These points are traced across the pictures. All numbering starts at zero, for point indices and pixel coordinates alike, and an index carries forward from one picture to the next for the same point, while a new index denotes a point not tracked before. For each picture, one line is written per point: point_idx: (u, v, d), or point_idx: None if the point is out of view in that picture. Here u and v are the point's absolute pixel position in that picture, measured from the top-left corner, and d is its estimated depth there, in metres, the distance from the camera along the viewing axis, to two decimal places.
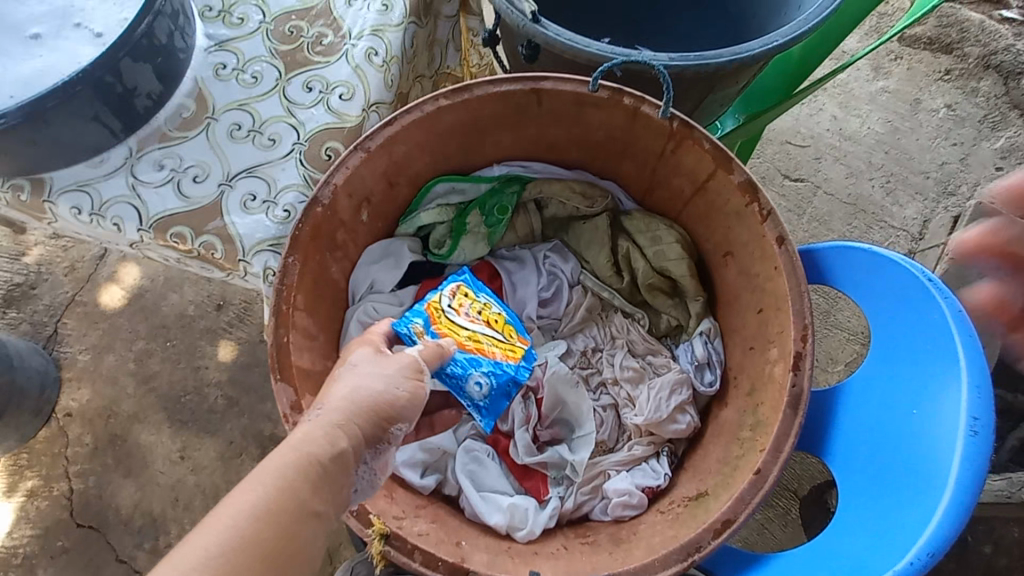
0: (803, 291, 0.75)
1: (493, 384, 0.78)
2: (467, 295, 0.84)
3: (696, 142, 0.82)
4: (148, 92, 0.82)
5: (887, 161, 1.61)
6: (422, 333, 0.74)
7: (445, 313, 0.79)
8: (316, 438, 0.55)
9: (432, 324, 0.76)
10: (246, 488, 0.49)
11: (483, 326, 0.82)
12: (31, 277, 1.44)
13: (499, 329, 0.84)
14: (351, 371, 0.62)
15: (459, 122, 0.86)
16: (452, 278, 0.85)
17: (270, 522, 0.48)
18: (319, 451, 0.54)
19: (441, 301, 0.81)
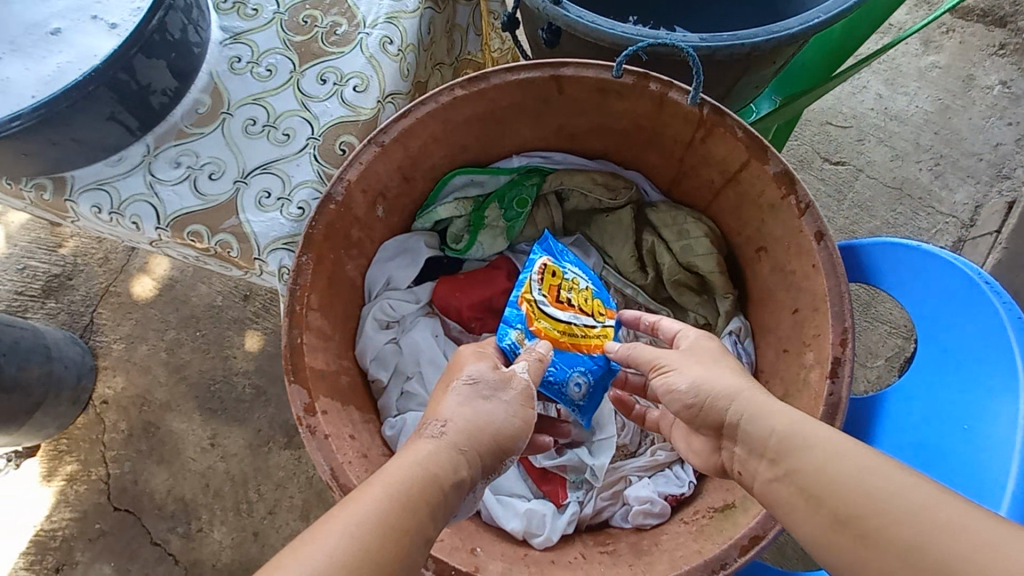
0: (843, 292, 0.70)
1: (594, 381, 0.76)
2: (553, 276, 0.78)
3: (728, 130, 0.76)
4: (163, 89, 0.81)
5: (936, 143, 1.50)
6: (524, 340, 0.73)
7: (540, 307, 0.75)
8: (439, 460, 0.54)
9: (528, 328, 0.74)
10: (370, 497, 0.49)
11: (577, 313, 0.77)
12: (68, 268, 1.48)
13: (589, 312, 0.78)
14: (473, 392, 0.61)
15: (476, 113, 0.83)
16: (537, 251, 0.79)
17: (388, 541, 0.47)
18: (444, 476, 0.54)
19: (532, 291, 0.76)
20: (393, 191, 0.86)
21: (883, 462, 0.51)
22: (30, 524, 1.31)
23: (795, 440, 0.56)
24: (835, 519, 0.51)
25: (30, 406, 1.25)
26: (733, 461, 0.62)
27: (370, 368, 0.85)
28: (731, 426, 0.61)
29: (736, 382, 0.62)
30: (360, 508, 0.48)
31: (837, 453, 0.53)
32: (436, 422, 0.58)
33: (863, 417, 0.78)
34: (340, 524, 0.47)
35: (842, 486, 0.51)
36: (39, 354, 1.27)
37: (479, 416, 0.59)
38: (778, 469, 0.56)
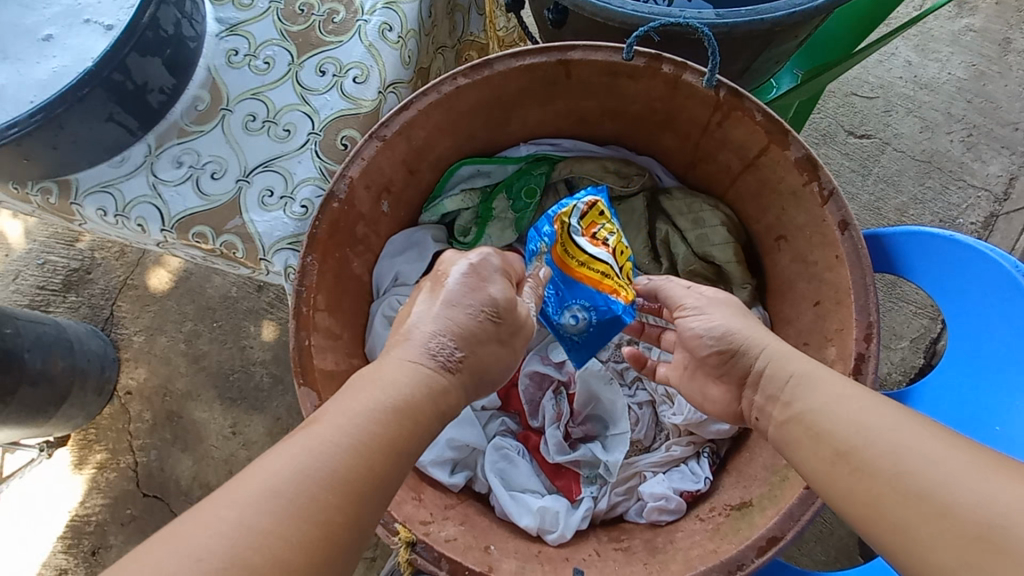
0: (869, 285, 0.66)
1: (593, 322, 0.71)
2: (602, 214, 0.73)
3: (747, 113, 0.72)
4: (160, 87, 0.79)
5: (969, 112, 1.42)
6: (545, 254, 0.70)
7: (571, 233, 0.69)
8: (442, 386, 0.53)
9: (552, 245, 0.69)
10: (367, 398, 0.48)
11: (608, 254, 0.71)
12: (86, 261, 1.44)
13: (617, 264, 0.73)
14: (471, 316, 0.57)
15: (481, 101, 0.79)
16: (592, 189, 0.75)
17: None
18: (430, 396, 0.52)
19: (571, 216, 0.70)
20: (398, 185, 0.84)
21: (881, 407, 0.51)
22: (65, 509, 1.30)
23: (811, 384, 0.57)
24: (835, 452, 0.51)
25: (58, 398, 1.23)
26: (752, 407, 0.62)
27: None
28: (755, 375, 0.62)
29: (764, 334, 0.64)
30: (356, 412, 0.47)
31: (842, 397, 0.54)
32: (439, 342, 0.55)
33: None
34: (332, 428, 0.45)
35: (842, 426, 0.52)
36: (62, 346, 1.24)
37: (485, 349, 0.58)
38: (790, 411, 0.57)
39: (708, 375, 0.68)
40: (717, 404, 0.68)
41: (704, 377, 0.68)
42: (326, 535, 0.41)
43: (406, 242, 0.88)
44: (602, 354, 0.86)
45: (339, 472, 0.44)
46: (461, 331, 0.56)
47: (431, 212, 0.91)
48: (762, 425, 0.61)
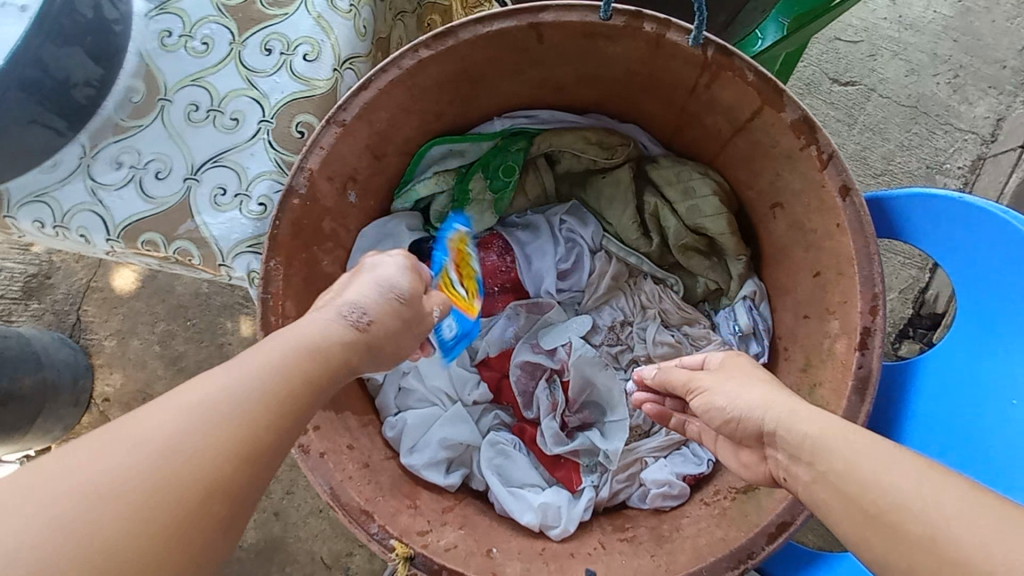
0: (873, 254, 0.63)
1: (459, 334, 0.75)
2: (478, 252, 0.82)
3: (736, 72, 0.66)
4: (87, 80, 0.70)
5: (955, 52, 1.36)
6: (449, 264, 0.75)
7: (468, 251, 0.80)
8: (347, 358, 0.51)
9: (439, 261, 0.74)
10: (280, 354, 0.47)
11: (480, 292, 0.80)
12: (43, 266, 1.35)
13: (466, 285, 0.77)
14: (381, 286, 0.57)
15: (447, 75, 0.72)
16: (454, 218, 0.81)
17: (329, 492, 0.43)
18: (327, 358, 0.49)
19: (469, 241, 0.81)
20: (364, 173, 0.77)
21: (915, 467, 0.45)
22: None
23: (828, 443, 0.50)
24: (869, 517, 0.45)
25: (30, 413, 1.17)
26: (778, 466, 0.56)
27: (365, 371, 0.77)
28: (767, 433, 0.56)
29: (765, 393, 0.58)
30: (266, 365, 0.45)
31: (866, 456, 0.48)
32: (353, 310, 0.54)
33: (891, 382, 0.72)
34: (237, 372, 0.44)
35: (874, 490, 0.46)
36: (29, 360, 1.17)
37: (395, 325, 0.56)
38: (813, 471, 0.51)
39: (731, 442, 0.62)
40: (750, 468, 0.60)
41: (729, 444, 0.63)
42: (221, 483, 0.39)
43: (380, 231, 0.82)
44: (595, 338, 0.84)
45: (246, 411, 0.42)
46: (366, 293, 0.55)
47: (404, 198, 0.84)
48: (789, 484, 0.55)
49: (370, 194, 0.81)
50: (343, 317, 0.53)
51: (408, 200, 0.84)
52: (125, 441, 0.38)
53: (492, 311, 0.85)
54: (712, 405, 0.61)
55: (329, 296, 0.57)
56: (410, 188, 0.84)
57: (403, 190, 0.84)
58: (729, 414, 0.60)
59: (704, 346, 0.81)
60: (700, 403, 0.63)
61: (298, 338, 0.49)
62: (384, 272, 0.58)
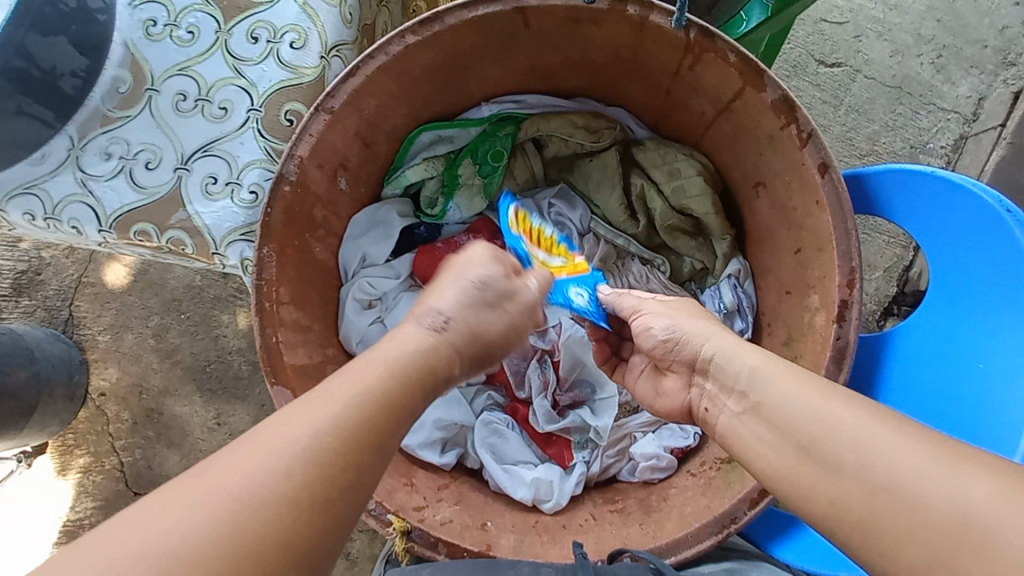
0: (851, 229, 0.64)
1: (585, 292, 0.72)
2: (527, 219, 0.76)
3: (719, 54, 0.67)
4: (72, 70, 0.71)
5: (938, 32, 1.38)
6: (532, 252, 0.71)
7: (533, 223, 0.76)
8: (441, 356, 0.51)
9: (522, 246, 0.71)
10: (376, 374, 0.46)
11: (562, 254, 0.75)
12: (33, 262, 1.34)
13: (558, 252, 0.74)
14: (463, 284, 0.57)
15: (435, 61, 0.73)
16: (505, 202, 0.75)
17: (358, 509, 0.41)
18: (427, 361, 0.50)
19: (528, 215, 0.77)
20: (353, 159, 0.78)
21: (846, 400, 0.49)
22: (57, 515, 1.27)
23: (767, 375, 0.55)
24: (801, 445, 0.49)
25: (27, 407, 1.18)
26: (703, 397, 0.61)
27: (357, 353, 0.81)
28: (700, 363, 0.61)
29: (712, 326, 0.61)
30: (359, 388, 0.45)
31: (805, 388, 0.52)
32: (434, 314, 0.54)
33: (865, 354, 0.74)
34: (334, 400, 0.43)
35: (808, 416, 0.50)
36: (20, 355, 1.18)
37: (479, 318, 0.56)
38: (746, 403, 0.55)
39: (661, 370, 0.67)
40: (671, 395, 0.66)
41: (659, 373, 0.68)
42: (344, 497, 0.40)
43: (370, 216, 0.83)
44: None
45: (348, 429, 0.42)
46: (445, 294, 0.57)
47: (394, 183, 0.85)
48: (710, 413, 0.59)
49: (360, 181, 0.81)
50: (432, 319, 0.54)
51: (398, 184, 0.85)
52: (211, 488, 0.37)
53: None
54: (654, 328, 0.63)
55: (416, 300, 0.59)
56: (399, 173, 0.84)
57: (392, 174, 0.85)
58: (669, 341, 0.63)
59: None
60: (641, 326, 0.65)
61: (393, 345, 0.51)
62: (461, 269, 0.59)
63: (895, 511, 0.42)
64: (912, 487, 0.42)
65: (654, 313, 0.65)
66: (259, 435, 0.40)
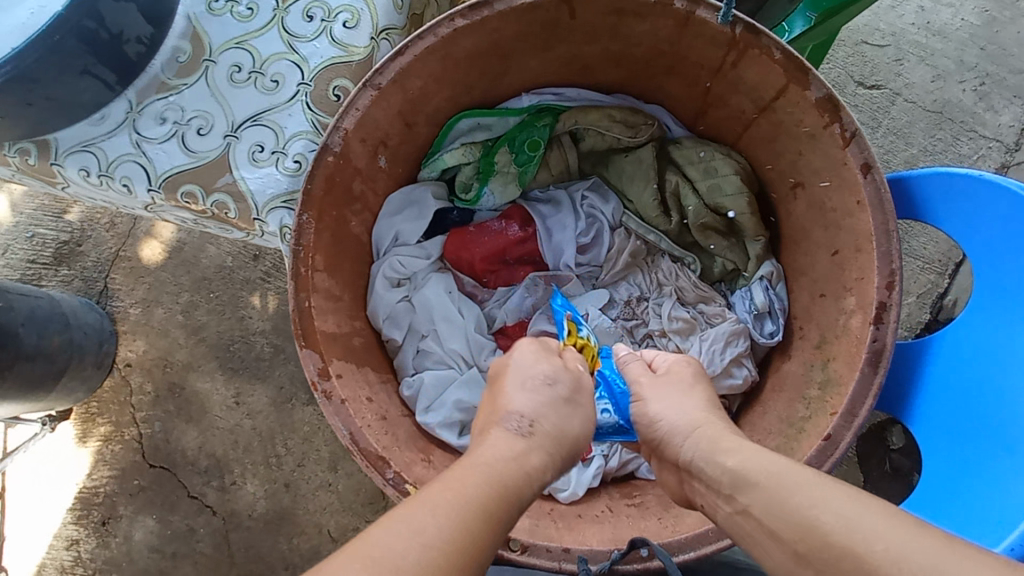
0: (891, 230, 0.64)
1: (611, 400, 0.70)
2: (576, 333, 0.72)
3: (763, 51, 0.68)
4: (137, 36, 0.73)
5: (982, 60, 1.36)
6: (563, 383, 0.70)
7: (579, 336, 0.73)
8: (532, 461, 0.51)
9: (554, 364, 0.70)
10: (472, 485, 0.46)
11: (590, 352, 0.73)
12: (76, 233, 1.38)
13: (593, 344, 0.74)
14: (541, 387, 0.58)
15: (481, 45, 0.74)
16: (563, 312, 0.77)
17: None
18: (533, 473, 0.51)
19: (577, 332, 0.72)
20: (397, 138, 0.79)
21: (829, 495, 0.47)
22: (74, 482, 1.29)
23: (749, 475, 0.52)
24: (797, 553, 0.46)
25: (57, 371, 1.19)
26: (696, 494, 0.58)
27: (383, 329, 0.82)
28: (686, 462, 0.58)
29: (696, 416, 0.60)
30: (455, 500, 0.45)
31: (785, 485, 0.49)
32: (518, 419, 0.55)
33: (902, 361, 0.72)
34: (428, 510, 0.43)
35: (795, 519, 0.47)
36: (57, 320, 1.19)
37: (558, 417, 0.56)
38: (736, 503, 0.52)
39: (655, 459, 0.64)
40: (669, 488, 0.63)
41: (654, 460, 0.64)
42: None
43: (402, 196, 0.84)
44: (611, 312, 0.86)
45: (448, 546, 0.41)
46: (538, 393, 0.57)
47: (430, 167, 0.86)
48: (708, 512, 0.56)
49: (401, 161, 0.83)
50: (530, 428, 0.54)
51: (434, 170, 0.86)
52: None
53: (511, 279, 0.89)
54: (663, 409, 0.62)
55: (493, 399, 0.59)
56: (437, 158, 0.85)
57: (430, 159, 0.86)
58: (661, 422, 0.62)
59: (718, 323, 0.82)
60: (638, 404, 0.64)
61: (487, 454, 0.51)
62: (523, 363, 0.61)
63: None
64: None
65: (657, 393, 0.64)
66: (359, 551, 0.39)
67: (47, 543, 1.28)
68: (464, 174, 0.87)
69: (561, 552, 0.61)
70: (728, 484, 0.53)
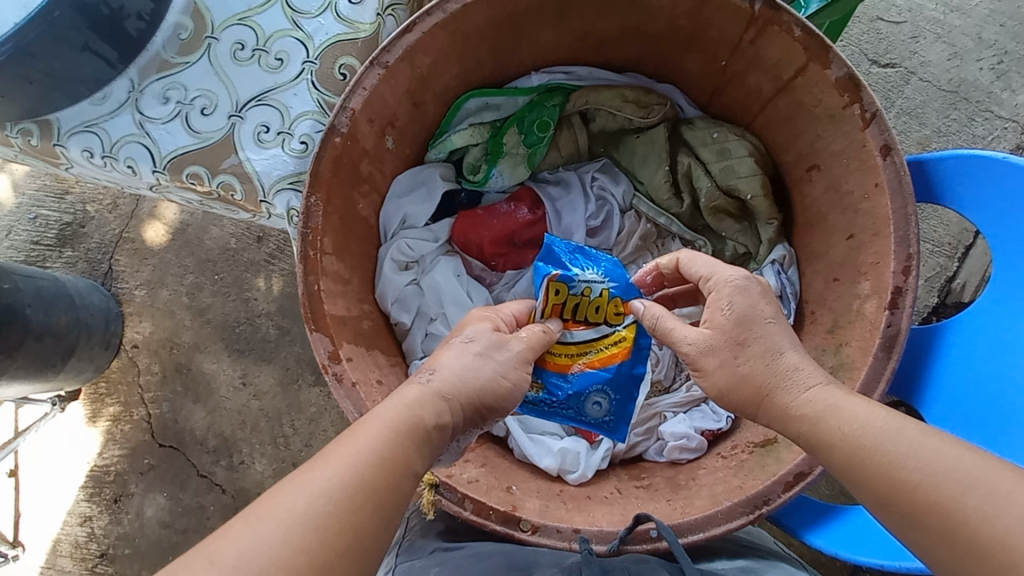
0: (911, 214, 0.63)
1: (614, 394, 0.69)
2: (558, 292, 0.64)
3: (784, 27, 0.66)
4: (138, 12, 0.71)
5: (1001, 37, 1.32)
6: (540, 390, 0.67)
7: (568, 289, 0.64)
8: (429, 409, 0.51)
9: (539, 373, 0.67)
10: (366, 439, 0.46)
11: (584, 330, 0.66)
12: (79, 215, 1.37)
13: (597, 317, 0.66)
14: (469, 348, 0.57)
15: (492, 21, 0.72)
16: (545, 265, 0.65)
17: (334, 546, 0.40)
18: (427, 417, 0.50)
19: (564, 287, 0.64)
20: (404, 118, 0.77)
21: (931, 446, 0.47)
22: (86, 460, 1.31)
23: (832, 424, 0.52)
24: (882, 496, 0.48)
25: (65, 352, 1.20)
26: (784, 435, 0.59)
27: (392, 312, 0.82)
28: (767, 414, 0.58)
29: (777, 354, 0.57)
30: (352, 452, 0.45)
31: (879, 436, 0.49)
32: (428, 372, 0.54)
33: (918, 346, 0.73)
34: (321, 465, 0.44)
35: (884, 466, 0.48)
36: (64, 301, 1.19)
37: (470, 369, 0.55)
38: (819, 453, 0.54)
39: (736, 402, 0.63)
40: None
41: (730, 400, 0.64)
42: (351, 545, 0.41)
43: (410, 178, 0.83)
44: None
45: (337, 496, 0.42)
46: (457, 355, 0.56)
47: (438, 148, 0.84)
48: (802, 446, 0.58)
49: (409, 142, 0.81)
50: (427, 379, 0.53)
51: (443, 151, 0.84)
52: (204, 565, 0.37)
53: (520, 261, 0.88)
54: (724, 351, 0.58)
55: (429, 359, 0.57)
56: (445, 139, 0.84)
57: (438, 139, 0.84)
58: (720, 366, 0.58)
59: None
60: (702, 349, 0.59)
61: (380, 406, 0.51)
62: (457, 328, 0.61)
63: (980, 570, 0.42)
64: (1000, 553, 0.41)
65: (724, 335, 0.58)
66: (257, 510, 0.40)
67: (60, 519, 1.30)
68: (473, 155, 0.86)
69: (572, 532, 0.62)
70: (817, 432, 0.53)
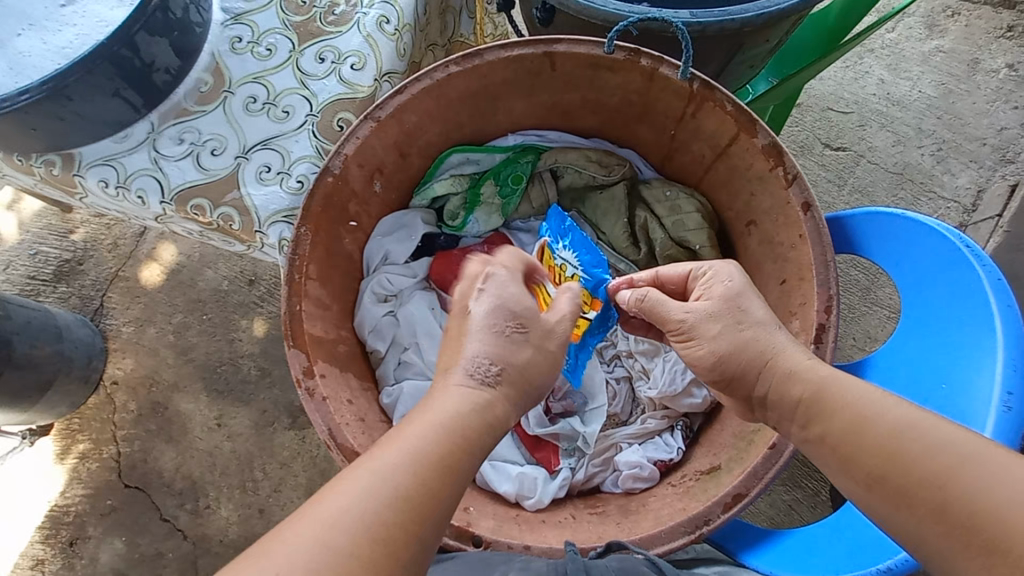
0: (828, 262, 0.72)
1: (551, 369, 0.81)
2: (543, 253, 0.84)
3: (718, 104, 0.77)
4: (166, 67, 0.82)
5: (938, 127, 1.49)
6: None
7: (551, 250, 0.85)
8: (479, 406, 0.54)
9: None
10: (417, 429, 0.51)
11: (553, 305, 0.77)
12: (78, 253, 1.44)
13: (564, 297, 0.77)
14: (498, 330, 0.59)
15: (471, 89, 0.83)
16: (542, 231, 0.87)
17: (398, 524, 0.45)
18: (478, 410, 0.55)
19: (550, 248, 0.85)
20: (392, 165, 0.87)
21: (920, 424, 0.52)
22: (45, 500, 1.28)
23: (829, 402, 0.58)
24: (872, 480, 0.53)
25: (43, 383, 1.22)
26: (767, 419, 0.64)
27: (368, 340, 0.87)
28: (761, 396, 0.63)
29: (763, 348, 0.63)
30: (406, 439, 0.50)
31: (877, 415, 0.54)
32: (476, 367, 0.57)
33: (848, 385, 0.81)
34: (381, 450, 0.49)
35: (877, 446, 0.53)
36: (50, 333, 1.24)
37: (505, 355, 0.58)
38: (812, 431, 0.59)
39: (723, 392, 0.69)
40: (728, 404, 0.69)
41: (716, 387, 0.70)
42: (415, 515, 0.46)
43: (395, 219, 0.92)
44: None
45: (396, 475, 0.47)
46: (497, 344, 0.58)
47: (421, 195, 0.94)
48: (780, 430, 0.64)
49: (395, 187, 0.91)
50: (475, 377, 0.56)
51: (425, 197, 0.94)
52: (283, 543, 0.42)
53: None
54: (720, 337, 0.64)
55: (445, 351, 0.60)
56: (428, 186, 0.93)
57: (423, 186, 0.94)
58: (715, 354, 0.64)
59: None
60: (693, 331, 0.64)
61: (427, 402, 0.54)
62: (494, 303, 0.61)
63: (960, 540, 0.47)
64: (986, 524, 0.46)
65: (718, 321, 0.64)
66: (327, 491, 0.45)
67: (10, 562, 1.26)
68: (452, 202, 0.95)
69: (522, 548, 0.65)
70: (809, 408, 0.59)
